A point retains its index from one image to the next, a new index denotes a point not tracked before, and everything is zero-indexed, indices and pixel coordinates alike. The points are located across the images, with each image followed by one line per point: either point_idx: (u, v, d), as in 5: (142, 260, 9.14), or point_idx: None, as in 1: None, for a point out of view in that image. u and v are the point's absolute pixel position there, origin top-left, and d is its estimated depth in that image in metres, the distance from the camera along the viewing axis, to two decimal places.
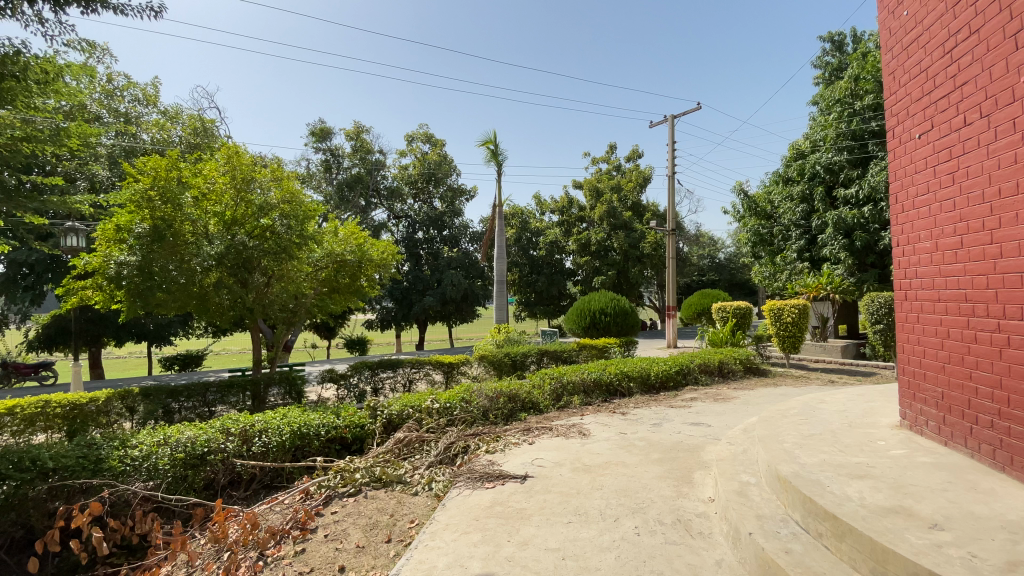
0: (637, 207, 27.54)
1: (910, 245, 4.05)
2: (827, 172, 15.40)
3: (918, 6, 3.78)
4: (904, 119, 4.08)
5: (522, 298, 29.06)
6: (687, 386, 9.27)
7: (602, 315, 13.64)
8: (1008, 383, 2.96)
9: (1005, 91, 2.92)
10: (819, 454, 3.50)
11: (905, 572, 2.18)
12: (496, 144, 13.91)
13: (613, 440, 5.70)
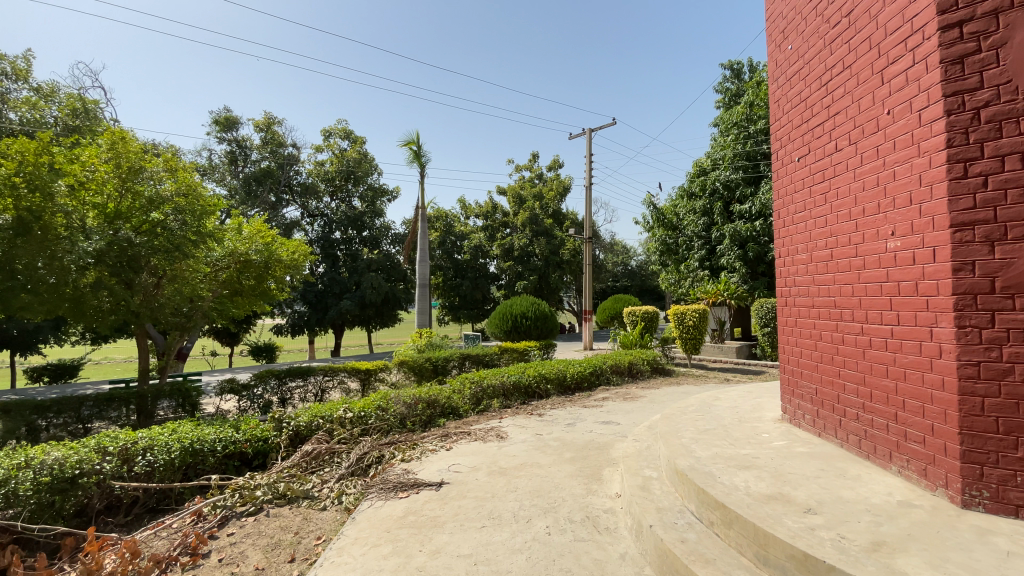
0: (557, 215, 28.38)
1: (790, 256, 4.53)
2: (725, 188, 16.83)
3: (800, 42, 4.23)
4: (786, 143, 4.56)
5: (445, 302, 28.80)
6: (601, 387, 9.68)
7: (524, 319, 13.84)
8: (869, 379, 3.40)
9: (870, 122, 3.35)
10: (713, 448, 3.79)
11: (782, 554, 2.40)
12: (418, 145, 13.67)
13: (529, 442, 5.79)
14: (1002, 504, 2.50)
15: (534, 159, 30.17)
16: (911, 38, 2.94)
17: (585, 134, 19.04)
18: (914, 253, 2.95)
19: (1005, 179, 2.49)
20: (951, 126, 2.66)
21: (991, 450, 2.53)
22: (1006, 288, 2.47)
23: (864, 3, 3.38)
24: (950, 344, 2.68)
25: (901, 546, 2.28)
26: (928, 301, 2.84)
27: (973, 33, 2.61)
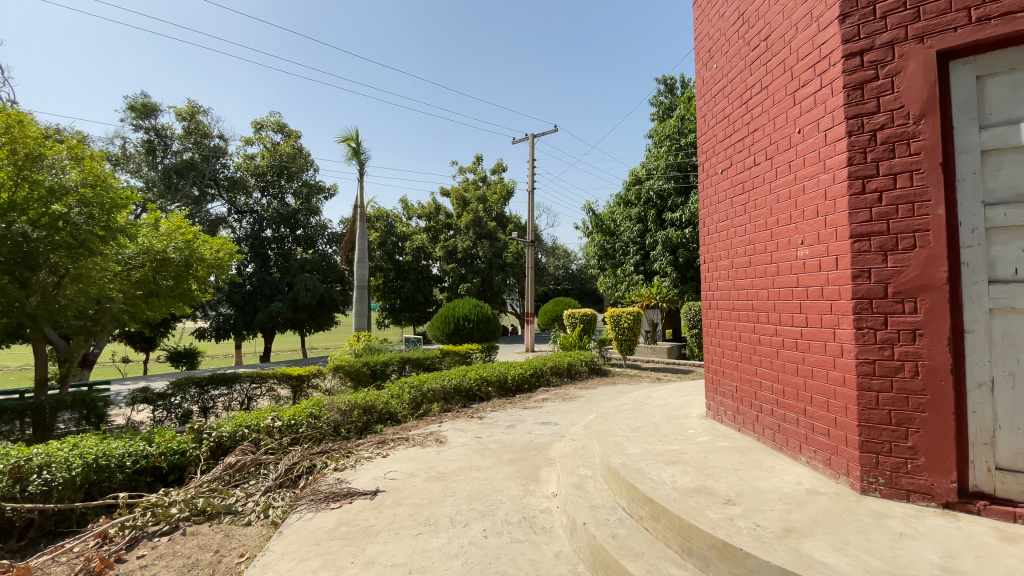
0: (500, 218, 28.54)
1: (713, 262, 4.81)
2: (658, 197, 17.63)
3: (725, 62, 4.51)
4: (711, 156, 4.84)
5: (385, 304, 28.13)
6: (541, 388, 9.81)
7: (466, 322, 13.76)
8: (782, 377, 3.67)
9: (784, 140, 3.63)
10: (643, 444, 3.95)
11: (705, 544, 2.54)
12: (357, 142, 13.26)
13: (468, 445, 5.75)
14: (895, 489, 2.78)
15: (477, 162, 30.17)
16: (819, 64, 3.22)
17: (527, 140, 19.29)
18: (820, 261, 3.22)
19: (896, 195, 2.77)
20: (853, 146, 2.94)
21: (886, 440, 2.80)
22: (898, 293, 2.76)
23: (780, 30, 3.66)
24: (850, 344, 2.95)
25: (808, 531, 2.48)
26: (832, 305, 3.11)
27: (873, 62, 2.88)
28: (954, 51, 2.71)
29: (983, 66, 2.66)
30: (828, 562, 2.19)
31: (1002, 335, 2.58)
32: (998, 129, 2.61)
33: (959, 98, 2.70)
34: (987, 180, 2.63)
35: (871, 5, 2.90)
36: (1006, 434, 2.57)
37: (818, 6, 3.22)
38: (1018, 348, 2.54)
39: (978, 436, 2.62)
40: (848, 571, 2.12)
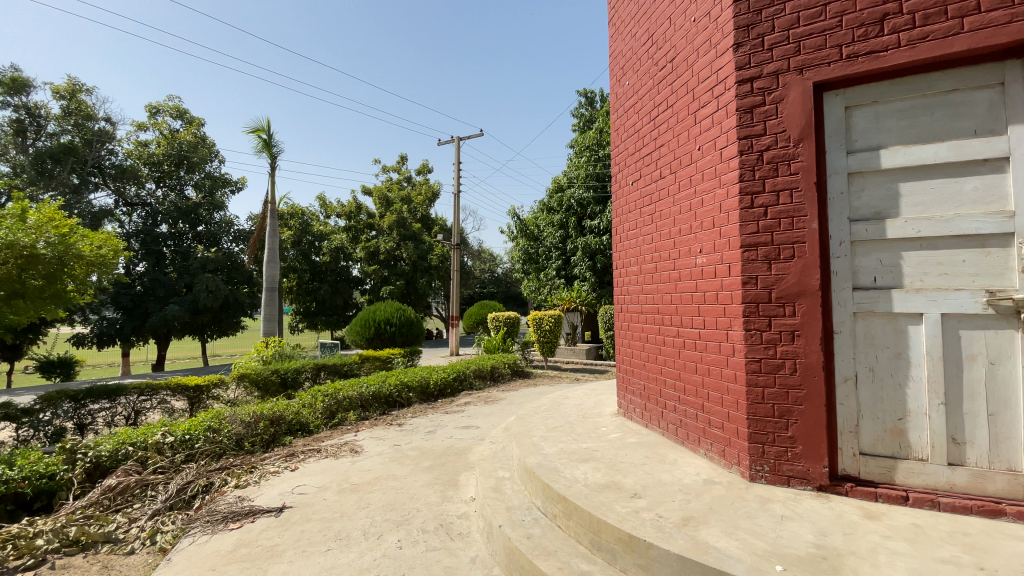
0: (425, 220, 28.08)
1: (624, 268, 5.06)
2: (579, 206, 18.23)
3: (636, 79, 4.77)
4: (623, 167, 5.09)
5: (300, 307, 26.63)
6: (464, 392, 9.74)
7: (387, 326, 13.34)
8: (683, 376, 3.94)
9: (686, 155, 3.91)
10: (559, 444, 4.06)
11: (612, 538, 2.65)
12: (269, 134, 12.42)
13: (386, 453, 5.58)
14: (778, 475, 3.08)
15: (401, 162, 29.48)
16: (716, 88, 3.50)
17: (453, 142, 19.17)
18: (716, 268, 3.50)
19: (779, 209, 3.08)
20: (744, 164, 3.22)
21: (770, 431, 3.10)
22: (780, 298, 3.07)
23: (683, 53, 3.94)
24: (741, 344, 3.23)
25: (704, 519, 2.67)
26: (725, 308, 3.39)
27: (761, 88, 3.19)
28: (828, 84, 3.06)
29: (851, 98, 3.03)
30: (721, 547, 2.37)
31: (863, 336, 2.95)
32: (861, 155, 2.99)
33: (832, 125, 3.06)
34: (853, 200, 3.01)
35: (760, 37, 3.21)
36: (868, 423, 2.93)
37: (716, 34, 3.51)
38: (876, 346, 2.93)
39: (845, 425, 2.98)
40: (737, 553, 2.31)
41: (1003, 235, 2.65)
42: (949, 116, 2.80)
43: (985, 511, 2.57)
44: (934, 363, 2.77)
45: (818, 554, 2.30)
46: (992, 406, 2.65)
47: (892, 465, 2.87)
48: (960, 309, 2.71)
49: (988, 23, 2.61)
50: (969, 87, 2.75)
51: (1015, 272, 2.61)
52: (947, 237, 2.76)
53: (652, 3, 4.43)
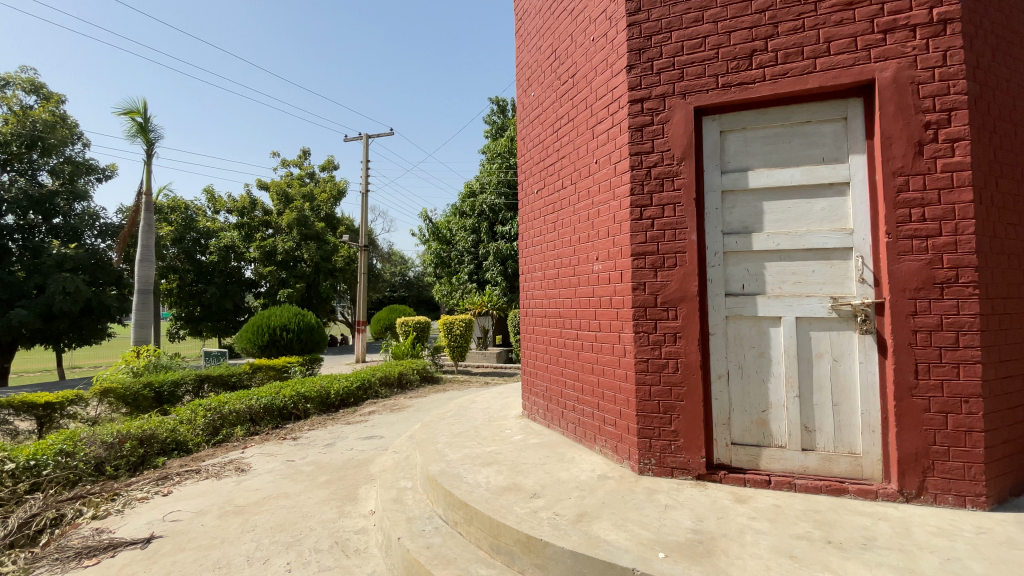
0: (330, 220, 26.71)
1: (529, 273, 5.19)
2: (491, 211, 18.40)
3: (541, 91, 4.92)
4: (529, 176, 5.22)
5: (182, 312, 24.00)
6: (368, 401, 9.35)
7: (283, 332, 12.43)
8: (581, 376, 4.12)
9: (585, 168, 4.10)
10: (462, 449, 4.04)
11: (511, 540, 2.68)
12: (145, 117, 11.09)
13: (278, 471, 5.18)
14: (663, 467, 3.32)
15: (303, 157, 27.78)
16: (612, 106, 3.72)
17: (361, 139, 18.44)
18: (611, 274, 3.71)
19: (665, 222, 3.35)
20: (634, 178, 3.45)
21: (656, 426, 3.34)
22: (665, 303, 3.33)
23: (583, 70, 4.14)
24: (631, 346, 3.46)
25: (597, 514, 2.80)
26: (618, 312, 3.61)
27: (650, 109, 3.44)
28: (707, 109, 3.38)
29: (725, 123, 3.36)
30: (611, 540, 2.49)
31: (734, 337, 3.29)
32: (733, 175, 3.33)
33: (709, 147, 3.38)
34: (726, 215, 3.34)
35: (650, 61, 3.46)
36: (738, 415, 3.26)
37: (611, 55, 3.72)
38: (744, 347, 3.27)
39: (719, 418, 3.29)
40: (626, 544, 2.44)
41: (843, 250, 3.09)
42: (803, 145, 3.21)
43: (831, 490, 2.97)
44: (790, 361, 3.16)
45: (695, 539, 2.51)
46: (835, 397, 3.07)
47: (758, 452, 3.21)
48: (810, 313, 3.12)
49: (835, 65, 3.04)
50: (819, 120, 3.17)
51: (852, 281, 3.04)
52: (801, 250, 3.16)
53: (556, 19, 4.60)
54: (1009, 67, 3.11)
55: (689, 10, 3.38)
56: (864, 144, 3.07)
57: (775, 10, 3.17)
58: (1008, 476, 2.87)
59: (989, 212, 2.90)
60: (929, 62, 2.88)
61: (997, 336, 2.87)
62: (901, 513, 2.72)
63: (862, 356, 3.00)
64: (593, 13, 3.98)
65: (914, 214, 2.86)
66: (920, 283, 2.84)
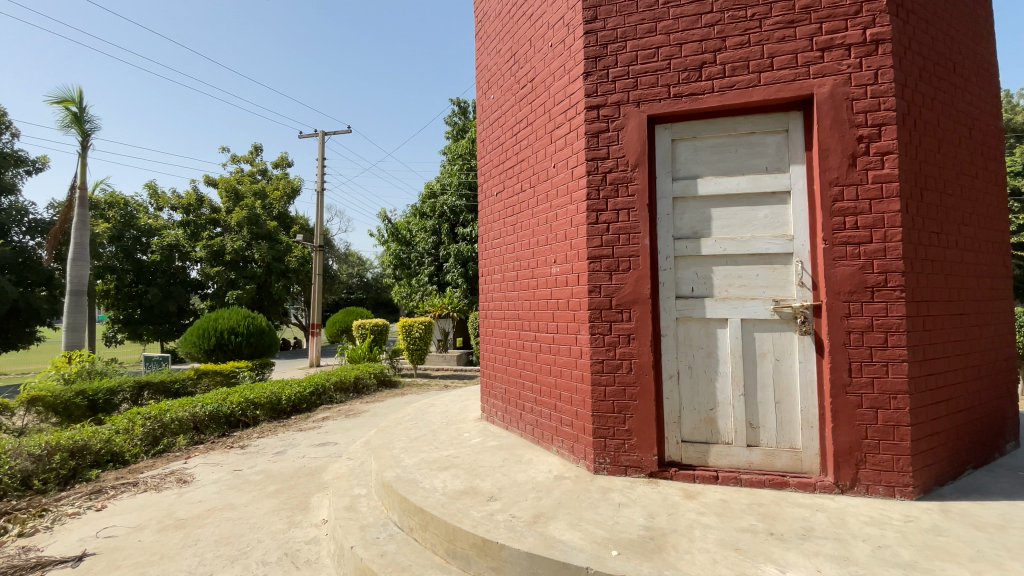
0: (283, 219, 25.80)
1: (488, 275, 5.19)
2: (451, 213, 18.27)
3: (500, 94, 4.94)
4: (488, 178, 5.22)
5: (119, 315, 22.55)
6: (322, 406, 9.07)
7: (232, 335, 11.89)
8: (540, 378, 4.15)
9: (543, 172, 4.14)
10: (419, 454, 3.99)
11: (467, 544, 2.66)
12: (81, 106, 10.38)
13: (223, 481, 4.95)
14: (617, 466, 3.40)
15: (255, 153, 26.72)
16: (569, 111, 3.78)
17: (317, 136, 17.91)
18: (568, 277, 3.76)
19: (619, 226, 3.43)
20: (591, 183, 3.52)
21: (611, 426, 3.42)
22: (619, 305, 3.41)
23: (542, 75, 4.18)
24: (587, 347, 3.52)
25: (553, 514, 2.82)
26: (575, 314, 3.66)
27: (606, 116, 3.52)
28: (659, 118, 3.48)
29: (677, 131, 3.47)
30: (566, 539, 2.52)
31: (684, 339, 3.40)
32: (683, 182, 3.45)
33: (662, 154, 3.48)
34: (677, 220, 3.45)
35: (605, 69, 3.54)
36: (688, 414, 3.38)
37: (569, 61, 3.78)
38: (694, 348, 3.38)
39: (671, 416, 3.39)
40: (580, 544, 2.48)
41: (785, 255, 3.25)
42: (748, 154, 3.36)
43: (773, 484, 3.12)
44: (736, 361, 3.29)
45: (647, 535, 2.57)
46: (777, 395, 3.23)
47: (707, 449, 3.33)
48: (754, 315, 3.27)
49: (778, 79, 3.20)
50: (763, 131, 3.33)
51: (792, 284, 3.21)
52: (746, 255, 3.31)
53: (515, 23, 4.63)
54: (933, 88, 3.37)
55: (643, 21, 3.47)
56: (804, 155, 3.25)
57: (723, 25, 3.31)
58: (931, 467, 3.10)
59: (914, 221, 3.12)
60: (862, 80, 3.08)
61: (921, 336, 3.09)
62: (836, 505, 2.89)
63: (802, 355, 3.17)
64: (552, 19, 4.03)
65: (848, 222, 3.05)
66: (853, 287, 3.03)
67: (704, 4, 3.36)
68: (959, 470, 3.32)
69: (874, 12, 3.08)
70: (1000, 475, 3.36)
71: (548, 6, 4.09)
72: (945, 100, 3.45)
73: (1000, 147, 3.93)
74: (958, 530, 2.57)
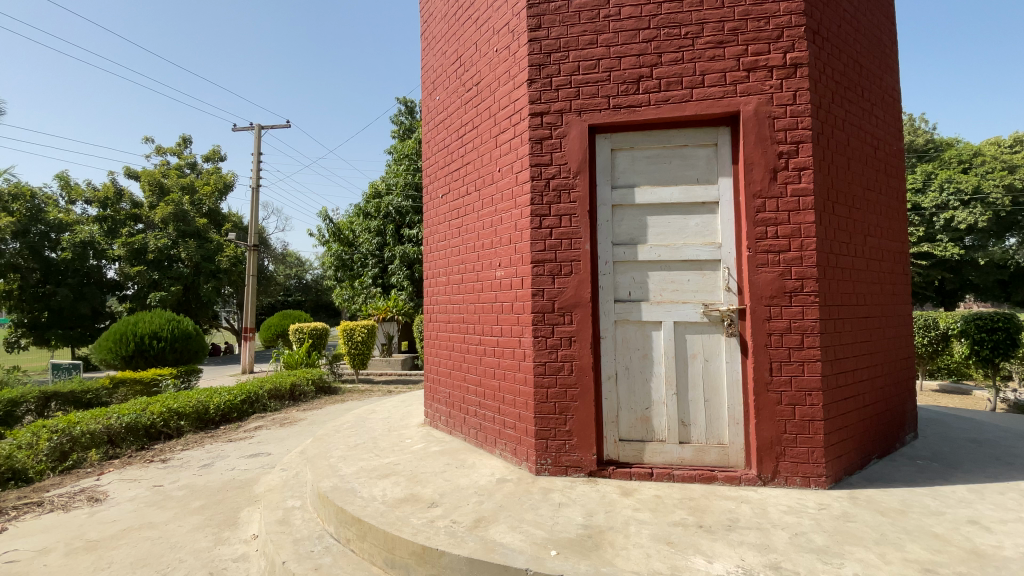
0: (214, 215, 24.23)
1: (433, 278, 5.13)
2: (397, 213, 17.89)
3: (445, 96, 4.91)
4: (434, 180, 5.16)
5: (21, 318, 20.35)
6: (254, 415, 8.60)
7: (153, 341, 11.01)
8: (484, 381, 4.16)
9: (488, 176, 4.16)
10: (358, 462, 3.87)
11: (406, 552, 2.61)
12: None
13: (142, 498, 4.57)
14: (558, 466, 3.46)
15: (183, 144, 24.98)
16: (514, 116, 3.82)
17: (252, 130, 16.99)
18: (512, 280, 3.80)
19: (562, 231, 3.51)
20: (534, 189, 3.58)
21: (553, 428, 3.48)
22: (561, 309, 3.49)
23: (487, 79, 4.20)
24: (530, 350, 3.56)
25: (494, 517, 2.83)
26: (519, 317, 3.70)
27: (549, 123, 3.59)
28: (600, 127, 3.59)
29: (616, 141, 3.60)
30: (506, 542, 2.53)
31: (622, 341, 3.52)
32: (622, 190, 3.57)
33: (602, 163, 3.59)
34: (616, 226, 3.57)
35: (549, 77, 3.61)
36: (625, 413, 3.50)
37: (514, 67, 3.82)
38: (631, 349, 3.51)
39: (609, 416, 3.50)
40: (520, 546, 2.50)
41: (714, 261, 3.45)
42: (681, 166, 3.53)
43: (703, 478, 3.28)
44: (669, 362, 3.45)
45: (585, 534, 2.64)
46: (706, 393, 3.41)
47: (642, 447, 3.46)
48: (686, 318, 3.44)
49: (708, 96, 3.39)
50: (694, 144, 3.52)
51: (720, 289, 3.41)
52: (679, 261, 3.48)
53: (461, 26, 4.62)
54: (844, 110, 3.68)
55: (584, 33, 3.58)
56: (731, 168, 3.46)
57: (659, 41, 3.47)
58: (841, 457, 3.38)
59: (827, 232, 3.41)
60: (783, 100, 3.32)
61: (833, 337, 3.37)
62: (759, 496, 3.09)
63: (728, 356, 3.37)
64: (497, 24, 4.06)
65: (769, 232, 3.28)
66: (773, 292, 3.26)
67: (642, 20, 3.51)
68: (866, 459, 3.64)
69: (793, 38, 3.34)
70: (900, 464, 3.72)
71: (493, 11, 4.12)
72: (854, 121, 3.78)
73: (900, 167, 4.35)
74: (864, 515, 2.82)
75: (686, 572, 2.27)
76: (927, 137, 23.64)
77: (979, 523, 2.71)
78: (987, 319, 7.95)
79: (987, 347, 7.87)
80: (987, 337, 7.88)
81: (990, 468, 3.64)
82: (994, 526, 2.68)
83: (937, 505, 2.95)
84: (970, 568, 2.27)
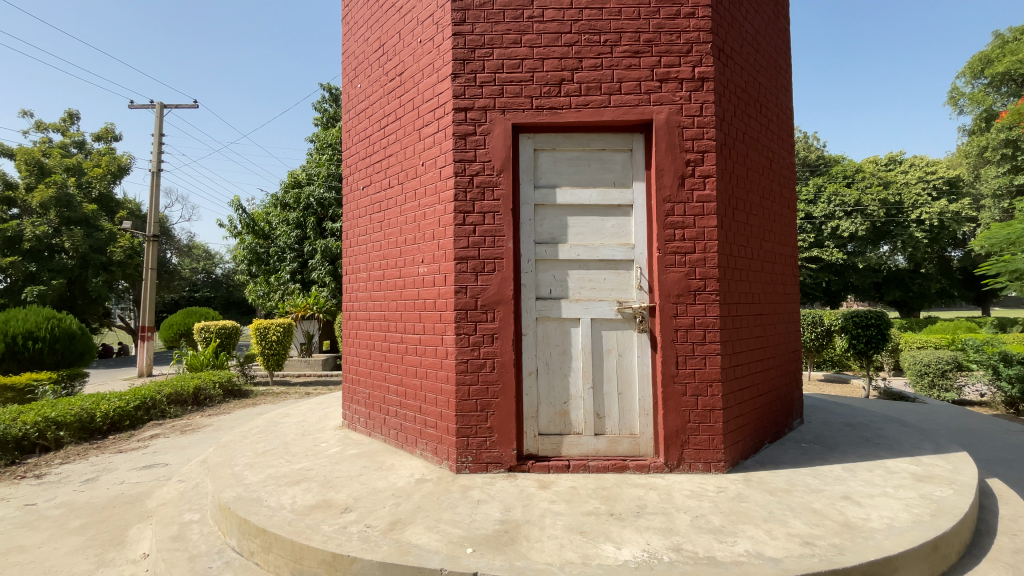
0: (105, 202, 21.70)
1: (353, 273, 4.93)
2: (318, 205, 16.94)
3: (367, 84, 4.73)
4: (355, 172, 4.95)
5: None
6: (150, 423, 7.82)
7: (29, 342, 9.61)
8: (405, 381, 4.06)
9: (411, 169, 4.07)
10: (266, 469, 3.64)
11: (316, 561, 2.48)
12: None
13: (9, 519, 4.00)
14: (479, 463, 3.47)
15: (69, 120, 22.14)
16: (437, 110, 3.76)
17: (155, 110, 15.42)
18: (434, 277, 3.73)
19: (485, 228, 3.52)
20: (458, 185, 3.55)
21: (473, 425, 3.48)
22: (484, 306, 3.50)
23: (411, 70, 4.10)
24: (453, 348, 3.53)
25: (411, 519, 2.78)
26: (442, 315, 3.64)
27: (473, 119, 3.57)
28: (523, 127, 3.63)
29: (538, 142, 3.66)
30: (421, 544, 2.49)
31: (543, 337, 3.59)
32: (544, 190, 3.63)
33: (525, 162, 3.63)
34: (537, 225, 3.62)
35: (473, 73, 3.59)
36: (545, 408, 3.57)
37: (438, 59, 3.76)
38: (551, 346, 3.59)
39: (529, 411, 3.56)
40: (435, 546, 2.47)
41: (628, 261, 3.61)
42: (599, 169, 3.66)
43: (616, 468, 3.43)
44: (586, 358, 3.56)
45: (502, 529, 2.66)
46: (620, 386, 3.57)
47: (561, 440, 3.56)
48: (602, 314, 3.57)
49: (625, 103, 3.54)
50: (612, 149, 3.66)
51: (633, 288, 3.58)
52: (596, 260, 3.60)
53: (385, 14, 4.47)
54: (745, 123, 4.00)
55: (509, 31, 3.59)
56: (643, 173, 3.64)
57: (580, 46, 3.57)
58: (739, 443, 3.67)
59: (727, 234, 3.68)
60: (691, 111, 3.54)
61: (732, 332, 3.65)
62: (665, 482, 3.27)
63: (640, 351, 3.55)
64: (422, 15, 3.97)
65: (677, 234, 3.49)
66: (680, 291, 3.48)
67: (564, 24, 3.59)
68: (760, 443, 3.99)
69: (702, 54, 3.56)
70: (788, 447, 4.11)
71: (417, 1, 4.02)
72: (754, 134, 4.12)
73: (793, 179, 4.80)
74: (756, 496, 3.08)
75: (596, 559, 2.36)
76: (819, 153, 26.29)
77: (851, 498, 3.07)
78: (863, 316, 8.99)
79: (863, 341, 8.91)
80: (863, 333, 8.91)
81: (862, 448, 4.13)
82: (862, 500, 3.05)
83: (817, 484, 3.30)
84: (841, 539, 2.55)
